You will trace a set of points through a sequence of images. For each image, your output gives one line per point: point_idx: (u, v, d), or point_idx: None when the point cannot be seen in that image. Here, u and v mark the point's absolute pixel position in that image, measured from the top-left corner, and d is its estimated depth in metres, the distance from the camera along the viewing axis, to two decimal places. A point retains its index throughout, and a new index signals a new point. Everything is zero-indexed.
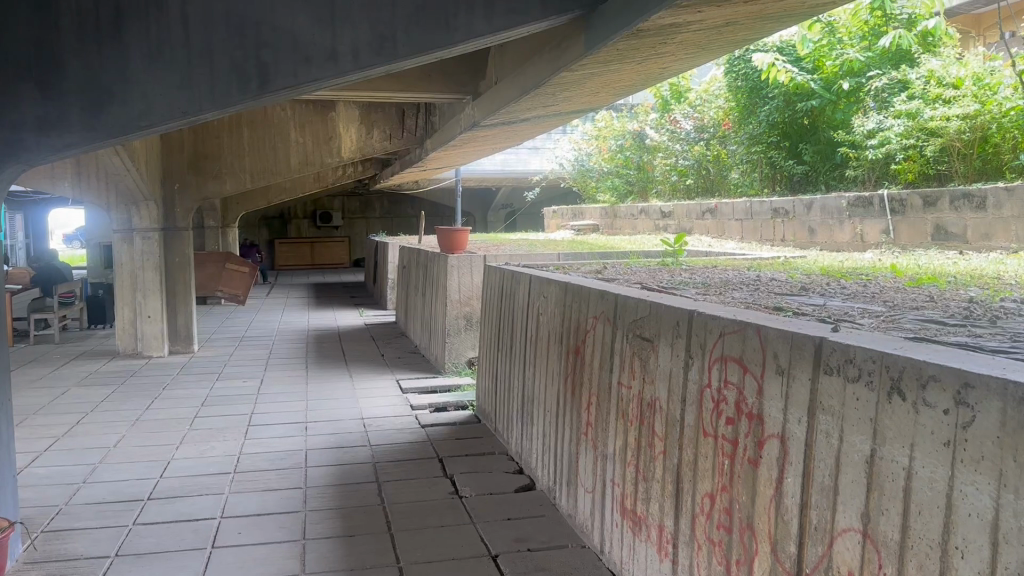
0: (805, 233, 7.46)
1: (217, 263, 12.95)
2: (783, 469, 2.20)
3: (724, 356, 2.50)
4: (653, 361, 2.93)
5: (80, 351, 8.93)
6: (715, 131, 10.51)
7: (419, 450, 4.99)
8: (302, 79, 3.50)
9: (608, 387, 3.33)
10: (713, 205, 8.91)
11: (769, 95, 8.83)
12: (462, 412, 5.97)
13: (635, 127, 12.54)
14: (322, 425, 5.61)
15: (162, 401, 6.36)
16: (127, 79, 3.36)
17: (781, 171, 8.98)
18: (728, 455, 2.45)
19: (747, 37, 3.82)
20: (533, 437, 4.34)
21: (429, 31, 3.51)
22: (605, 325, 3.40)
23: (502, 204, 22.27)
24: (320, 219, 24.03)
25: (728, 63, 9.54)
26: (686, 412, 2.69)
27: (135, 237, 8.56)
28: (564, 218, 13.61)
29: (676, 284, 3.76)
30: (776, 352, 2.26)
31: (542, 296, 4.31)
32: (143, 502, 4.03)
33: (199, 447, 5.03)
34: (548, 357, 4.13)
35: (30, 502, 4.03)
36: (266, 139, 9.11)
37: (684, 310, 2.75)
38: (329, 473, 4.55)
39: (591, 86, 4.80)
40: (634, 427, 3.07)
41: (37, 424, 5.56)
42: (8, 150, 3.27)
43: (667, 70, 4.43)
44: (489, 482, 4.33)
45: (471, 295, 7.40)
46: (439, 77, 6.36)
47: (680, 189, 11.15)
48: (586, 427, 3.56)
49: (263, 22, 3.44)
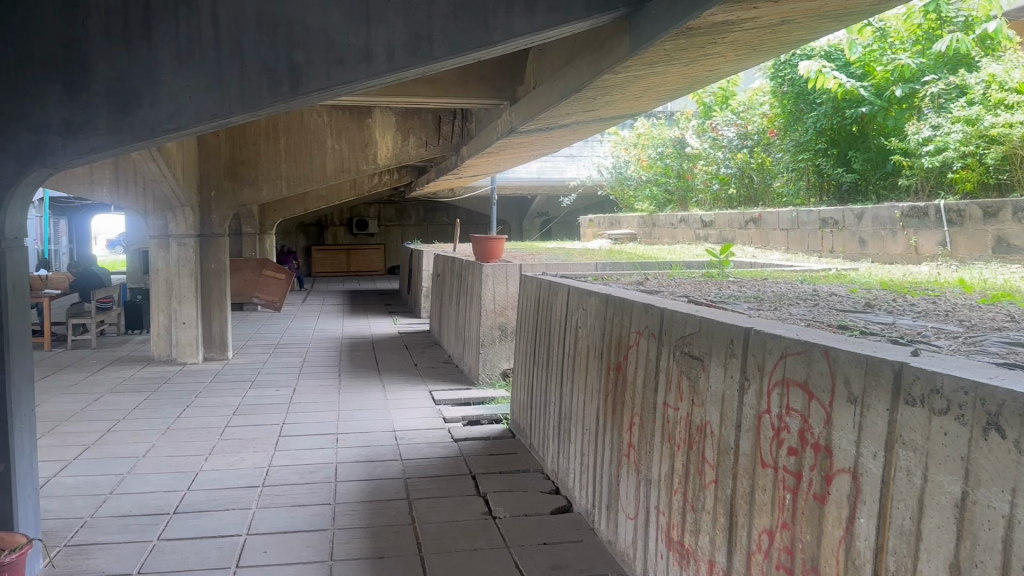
0: (855, 245, 7.17)
1: (254, 270, 12.94)
2: (855, 508, 1.98)
3: (786, 380, 2.28)
4: (703, 382, 2.72)
5: (115, 356, 8.94)
6: (759, 138, 10.22)
7: (451, 465, 4.82)
8: (334, 82, 3.34)
9: (652, 408, 3.12)
10: (757, 215, 8.65)
11: (817, 102, 8.55)
12: (496, 426, 5.78)
13: (675, 134, 12.31)
14: (352, 437, 5.47)
15: (194, 409, 6.29)
16: (154, 80, 3.21)
17: (827, 180, 8.69)
18: (791, 489, 2.23)
19: (801, 37, 3.60)
20: (571, 456, 4.14)
21: (467, 30, 3.35)
22: (649, 340, 3.19)
23: (538, 211, 22.12)
24: (356, 226, 24.11)
25: (773, 68, 9.31)
26: (742, 440, 2.48)
27: (171, 243, 8.56)
28: (601, 227, 13.37)
29: (726, 297, 3.55)
30: (848, 378, 2.04)
31: (581, 308, 4.12)
32: (169, 516, 3.91)
33: (227, 459, 4.91)
34: (587, 373, 3.93)
35: (55, 514, 3.92)
36: (304, 147, 8.97)
37: (739, 328, 2.54)
38: (359, 488, 4.39)
39: (633, 89, 4.61)
40: (682, 452, 2.85)
41: (67, 431, 5.50)
42: (32, 153, 3.12)
43: (715, 72, 4.22)
44: (524, 502, 4.14)
45: (505, 305, 7.22)
46: (476, 82, 6.22)
47: (721, 198, 10.88)
48: (628, 449, 3.35)
49: (296, 22, 3.29)
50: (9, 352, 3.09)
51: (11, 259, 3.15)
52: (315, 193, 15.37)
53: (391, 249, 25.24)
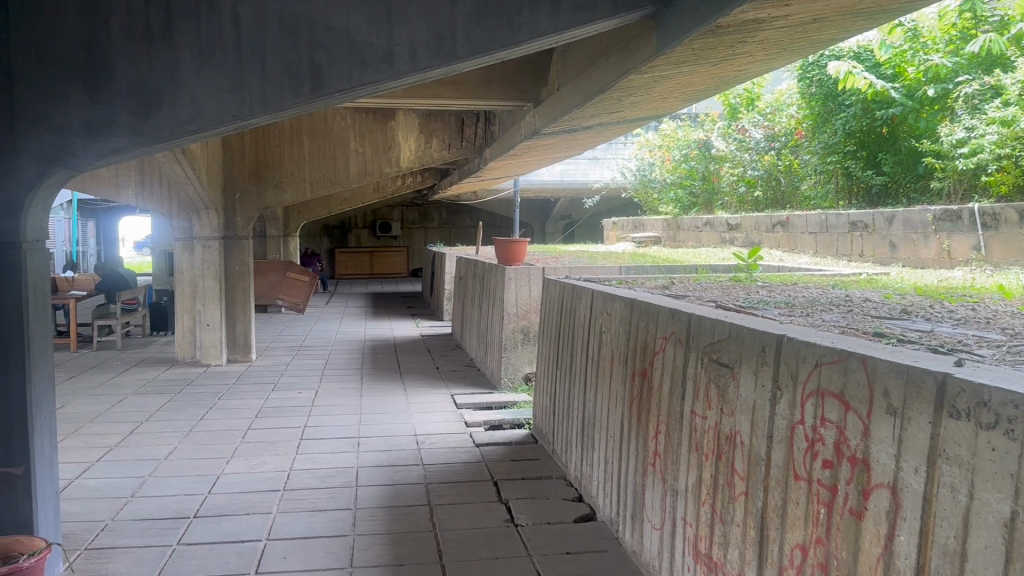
0: (886, 248, 7.01)
1: (278, 272, 12.99)
2: (894, 525, 1.89)
3: (820, 390, 2.20)
4: (733, 391, 2.64)
5: (140, 358, 8.99)
6: (786, 140, 10.07)
7: (473, 471, 4.75)
8: (355, 83, 3.29)
9: (679, 416, 3.04)
10: (785, 218, 8.52)
11: (846, 103, 8.41)
12: (518, 430, 5.72)
13: (700, 136, 12.17)
14: (374, 441, 5.43)
15: (217, 411, 6.29)
16: (176, 81, 3.18)
17: (857, 183, 8.53)
18: (826, 504, 2.15)
19: (833, 36, 3.51)
20: (595, 463, 4.06)
21: (491, 30, 3.30)
22: (676, 346, 3.11)
23: (561, 215, 22.04)
24: (379, 228, 24.19)
25: (801, 69, 9.19)
26: (774, 451, 2.39)
27: (196, 245, 8.60)
28: (624, 230, 13.25)
29: (756, 302, 3.46)
30: (887, 389, 1.96)
31: (605, 312, 4.04)
32: (189, 520, 3.89)
33: (249, 462, 4.89)
34: (611, 379, 3.85)
35: (77, 516, 3.92)
36: (328, 149, 8.97)
37: (772, 335, 2.45)
38: (380, 494, 4.34)
39: (659, 90, 4.53)
40: (711, 463, 2.76)
41: (91, 433, 5.52)
42: (54, 154, 3.10)
43: (743, 73, 4.14)
44: (547, 510, 4.07)
45: (528, 309, 7.15)
46: (500, 84, 6.16)
47: (747, 201, 10.76)
48: (654, 458, 3.26)
49: (317, 22, 3.25)
50: (29, 355, 3.08)
51: (32, 263, 3.14)
52: (339, 196, 15.41)
53: (414, 251, 25.29)
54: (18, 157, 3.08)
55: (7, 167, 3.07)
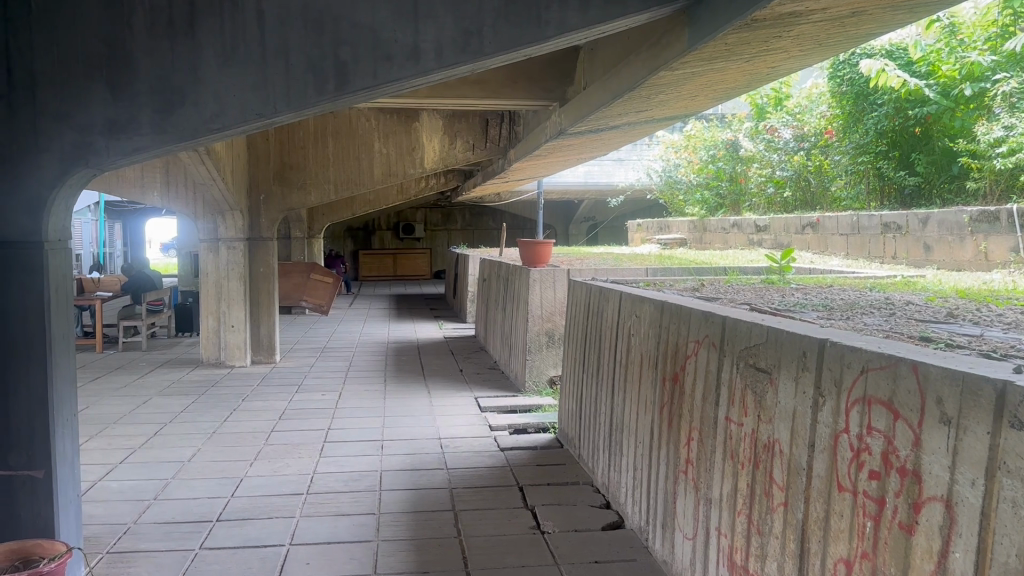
0: (920, 250, 6.83)
1: (302, 274, 13.00)
2: (949, 541, 1.78)
3: (867, 397, 2.09)
4: (771, 398, 2.53)
5: (165, 359, 9.03)
6: (816, 140, 9.88)
7: (498, 476, 4.67)
8: (381, 81, 3.22)
9: (712, 423, 2.93)
10: (815, 219, 8.35)
11: (878, 102, 8.23)
12: (543, 435, 5.63)
13: (727, 136, 12.00)
14: (397, 444, 5.36)
15: (240, 412, 6.27)
16: (199, 79, 3.12)
17: (890, 184, 8.35)
18: (873, 517, 2.04)
19: (872, 31, 3.39)
20: (623, 470, 3.96)
21: (518, 26, 3.22)
22: (709, 350, 3.01)
23: (585, 216, 21.91)
24: (402, 230, 24.22)
25: (832, 68, 9.03)
26: (816, 460, 2.29)
27: (221, 246, 8.60)
28: (649, 232, 13.10)
29: (793, 305, 3.34)
30: (941, 397, 1.85)
31: (634, 315, 3.94)
32: (211, 524, 3.85)
33: (272, 465, 4.84)
34: (641, 383, 3.75)
35: (100, 519, 3.89)
36: (352, 150, 8.95)
37: (813, 339, 2.35)
38: (404, 498, 4.27)
39: (689, 88, 4.42)
40: (747, 471, 2.66)
41: (115, 434, 5.51)
42: (76, 153, 3.06)
43: (776, 69, 4.03)
44: (574, 517, 3.97)
45: (553, 311, 7.06)
46: (526, 83, 6.08)
47: (776, 203, 10.60)
48: (685, 466, 3.16)
49: (342, 18, 3.18)
50: (51, 356, 3.05)
51: (54, 263, 3.11)
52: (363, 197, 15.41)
53: (437, 253, 25.30)
54: (40, 156, 3.03)
55: (29, 166, 3.03)
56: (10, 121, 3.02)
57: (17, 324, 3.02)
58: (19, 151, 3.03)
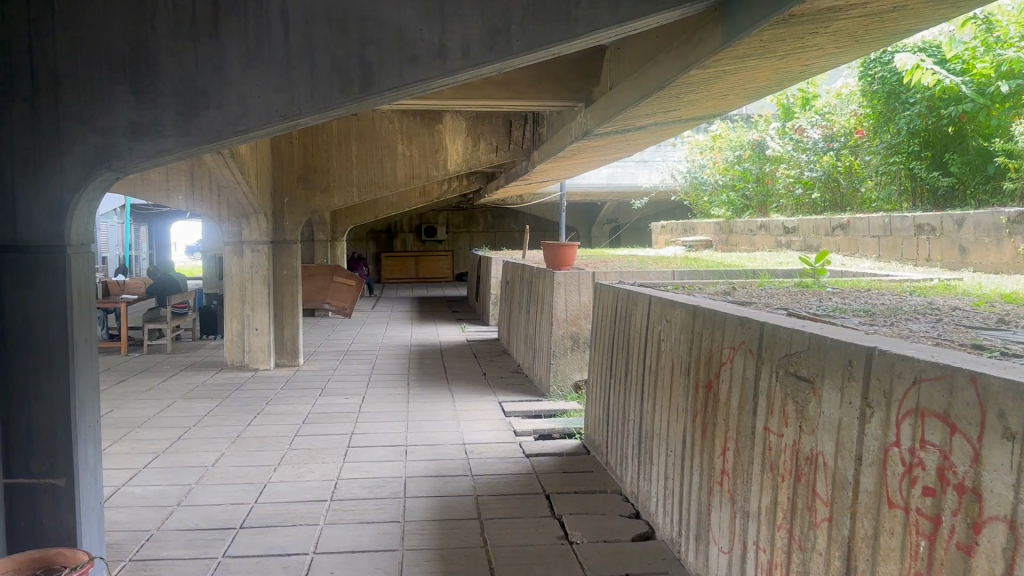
0: (955, 253, 6.63)
1: (325, 277, 13.02)
2: (1014, 564, 1.66)
3: (919, 409, 1.98)
4: (814, 408, 2.43)
5: (190, 362, 9.04)
6: (846, 140, 9.69)
7: (525, 483, 4.58)
8: (407, 81, 3.14)
9: (749, 433, 2.83)
10: (845, 220, 8.18)
11: (910, 101, 8.06)
12: (569, 440, 5.54)
13: (754, 137, 11.83)
14: (421, 449, 5.30)
15: (264, 416, 6.24)
16: (223, 79, 3.06)
17: (922, 185, 8.17)
18: (927, 536, 1.93)
19: (912, 26, 3.27)
20: (653, 479, 3.85)
21: (547, 24, 3.13)
22: (746, 357, 2.90)
23: (609, 218, 21.76)
24: (425, 232, 24.24)
25: (863, 66, 8.85)
26: (863, 474, 2.18)
27: (245, 249, 8.60)
28: (674, 234, 12.94)
29: (832, 310, 3.22)
30: (1003, 409, 1.73)
31: (664, 319, 3.84)
32: (235, 532, 3.80)
33: (296, 470, 4.79)
34: (672, 389, 3.65)
35: (123, 525, 3.86)
36: (375, 152, 8.91)
37: (860, 347, 2.24)
38: (428, 506, 4.20)
39: (719, 87, 4.31)
40: (788, 484, 2.55)
41: (140, 438, 5.50)
42: (99, 156, 3.00)
43: (810, 67, 3.91)
44: (603, 527, 3.88)
45: (578, 315, 6.97)
46: (551, 83, 5.99)
47: (805, 204, 10.45)
48: (721, 477, 3.06)
49: (368, 17, 3.11)
50: (75, 362, 3.02)
51: (76, 266, 3.07)
52: (386, 200, 15.39)
53: (460, 256, 25.28)
54: (63, 159, 2.98)
55: (53, 169, 2.98)
56: (33, 123, 2.97)
57: (39, 329, 2.98)
58: (42, 154, 2.97)
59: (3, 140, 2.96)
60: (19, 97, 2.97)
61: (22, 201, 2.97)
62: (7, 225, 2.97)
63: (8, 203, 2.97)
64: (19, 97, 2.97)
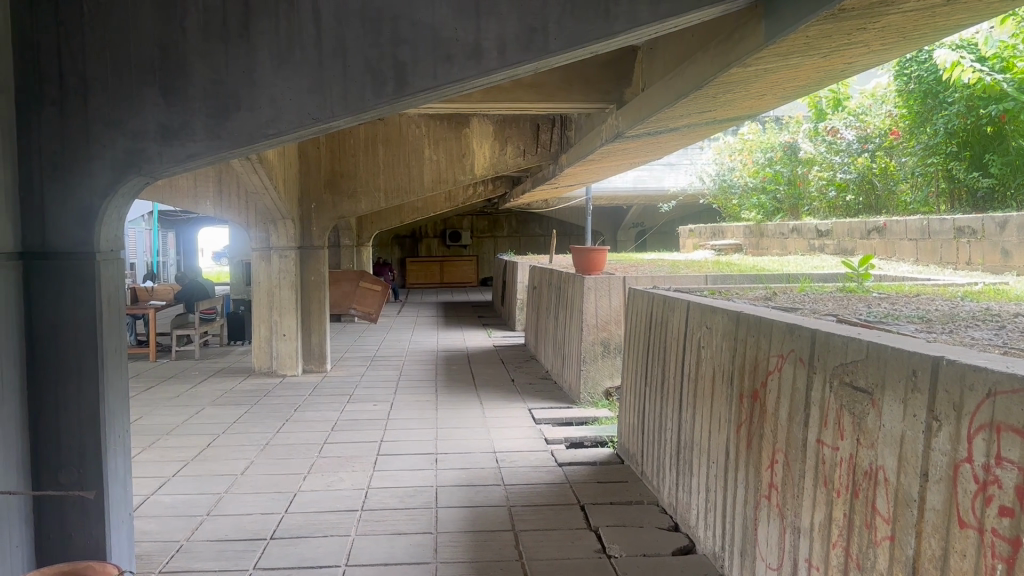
0: (997, 255, 6.38)
1: (352, 282, 13.01)
2: None
3: (994, 423, 1.85)
4: (873, 421, 2.30)
5: (218, 368, 9.05)
6: (880, 141, 9.49)
7: (558, 494, 4.47)
8: (442, 82, 3.05)
9: (800, 445, 2.71)
10: (882, 224, 7.99)
11: (948, 100, 7.83)
12: (602, 449, 5.42)
13: (785, 139, 11.65)
14: (452, 458, 5.21)
15: (292, 423, 6.19)
16: (255, 82, 3.00)
17: (961, 186, 7.94)
18: (1005, 560, 1.79)
19: (963, 21, 3.12)
20: (693, 490, 3.73)
21: (586, 21, 3.04)
22: (795, 366, 2.78)
23: (634, 222, 21.59)
24: (450, 237, 24.25)
25: (899, 66, 8.66)
26: (929, 492, 2.05)
27: (273, 255, 8.59)
28: (702, 237, 12.73)
29: (884, 317, 3.08)
30: None
31: (704, 326, 3.72)
32: (265, 543, 3.73)
33: (326, 479, 4.72)
34: (713, 399, 3.52)
35: (153, 535, 3.81)
36: (402, 157, 8.87)
37: (925, 356, 2.11)
38: (461, 517, 4.11)
39: (758, 86, 4.18)
40: (844, 500, 2.43)
41: (169, 445, 5.47)
42: (128, 160, 2.94)
43: (853, 66, 3.77)
44: (642, 540, 3.76)
45: (609, 320, 6.84)
46: (582, 85, 5.86)
47: (838, 207, 10.27)
48: (768, 490, 2.93)
49: (401, 17, 3.03)
50: (103, 370, 2.97)
51: (106, 274, 3.03)
52: (411, 205, 15.36)
53: (485, 261, 25.24)
54: (92, 163, 2.93)
55: (82, 174, 2.93)
56: (62, 127, 2.92)
57: (67, 338, 2.93)
58: (72, 159, 2.92)
59: (32, 145, 2.91)
60: (48, 101, 2.91)
61: (51, 207, 2.92)
62: (35, 233, 2.92)
63: (37, 210, 2.91)
64: (47, 101, 2.92)
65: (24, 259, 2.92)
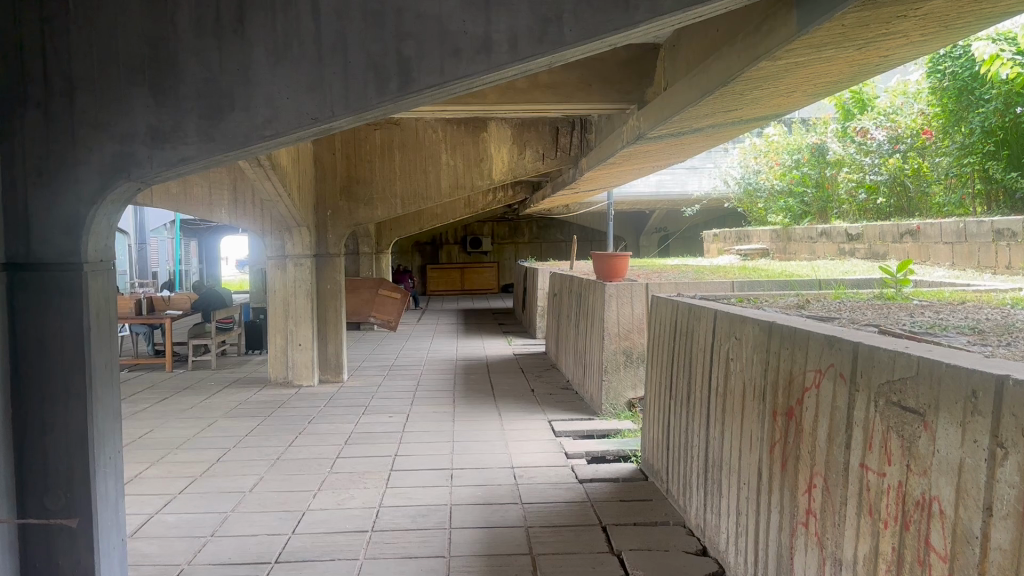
0: None
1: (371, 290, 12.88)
2: None
3: None
4: (925, 445, 2.07)
5: (234, 378, 8.92)
6: (913, 140, 9.16)
7: (579, 514, 4.25)
8: (448, 77, 2.86)
9: (841, 470, 2.48)
10: (916, 227, 7.69)
11: (984, 98, 7.51)
12: (624, 464, 5.19)
13: (813, 140, 11.36)
14: (468, 474, 5.00)
15: (306, 437, 6.03)
16: (250, 80, 2.83)
17: (999, 187, 7.59)
18: None
19: (1010, 8, 2.87)
20: (723, 513, 3.49)
21: (603, 10, 2.83)
22: (836, 382, 2.55)
23: (657, 227, 21.32)
24: (471, 243, 24.11)
25: (931, 62, 8.35)
26: (994, 529, 1.80)
27: (288, 263, 8.45)
28: (727, 242, 12.43)
29: (931, 327, 2.84)
30: None
31: (732, 336, 3.49)
32: (270, 566, 3.55)
33: (337, 496, 4.55)
34: (744, 415, 3.29)
35: (153, 558, 3.64)
36: (419, 163, 8.72)
37: (987, 376, 1.87)
38: (475, 538, 3.90)
39: (787, 82, 3.96)
40: (892, 532, 2.19)
41: (178, 460, 5.32)
42: (117, 164, 2.78)
43: (889, 59, 3.52)
44: (668, 566, 3.53)
45: (630, 329, 6.61)
46: (601, 85, 5.64)
47: (868, 209, 9.95)
48: (806, 517, 2.70)
49: (406, 9, 2.84)
50: (92, 388, 2.81)
51: (95, 286, 2.88)
52: (431, 211, 15.22)
53: (506, 267, 25.09)
54: (78, 168, 2.77)
55: (69, 181, 2.77)
56: (47, 130, 2.77)
57: (54, 354, 2.77)
58: (59, 163, 2.77)
59: (17, 150, 2.76)
60: (31, 102, 2.77)
61: (37, 216, 2.77)
62: (20, 244, 2.77)
63: (22, 218, 2.76)
64: (32, 102, 2.77)
65: (9, 271, 2.77)
